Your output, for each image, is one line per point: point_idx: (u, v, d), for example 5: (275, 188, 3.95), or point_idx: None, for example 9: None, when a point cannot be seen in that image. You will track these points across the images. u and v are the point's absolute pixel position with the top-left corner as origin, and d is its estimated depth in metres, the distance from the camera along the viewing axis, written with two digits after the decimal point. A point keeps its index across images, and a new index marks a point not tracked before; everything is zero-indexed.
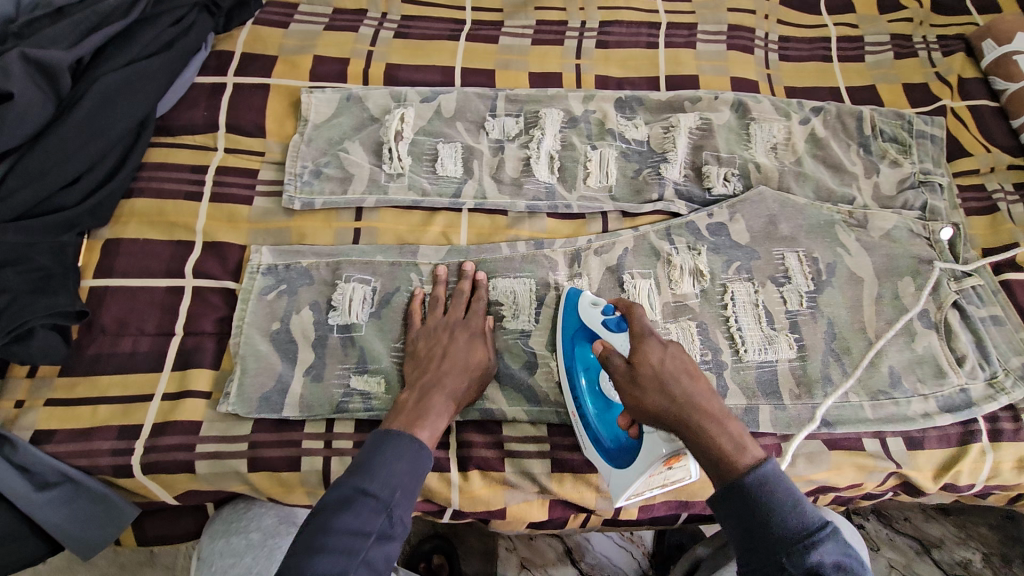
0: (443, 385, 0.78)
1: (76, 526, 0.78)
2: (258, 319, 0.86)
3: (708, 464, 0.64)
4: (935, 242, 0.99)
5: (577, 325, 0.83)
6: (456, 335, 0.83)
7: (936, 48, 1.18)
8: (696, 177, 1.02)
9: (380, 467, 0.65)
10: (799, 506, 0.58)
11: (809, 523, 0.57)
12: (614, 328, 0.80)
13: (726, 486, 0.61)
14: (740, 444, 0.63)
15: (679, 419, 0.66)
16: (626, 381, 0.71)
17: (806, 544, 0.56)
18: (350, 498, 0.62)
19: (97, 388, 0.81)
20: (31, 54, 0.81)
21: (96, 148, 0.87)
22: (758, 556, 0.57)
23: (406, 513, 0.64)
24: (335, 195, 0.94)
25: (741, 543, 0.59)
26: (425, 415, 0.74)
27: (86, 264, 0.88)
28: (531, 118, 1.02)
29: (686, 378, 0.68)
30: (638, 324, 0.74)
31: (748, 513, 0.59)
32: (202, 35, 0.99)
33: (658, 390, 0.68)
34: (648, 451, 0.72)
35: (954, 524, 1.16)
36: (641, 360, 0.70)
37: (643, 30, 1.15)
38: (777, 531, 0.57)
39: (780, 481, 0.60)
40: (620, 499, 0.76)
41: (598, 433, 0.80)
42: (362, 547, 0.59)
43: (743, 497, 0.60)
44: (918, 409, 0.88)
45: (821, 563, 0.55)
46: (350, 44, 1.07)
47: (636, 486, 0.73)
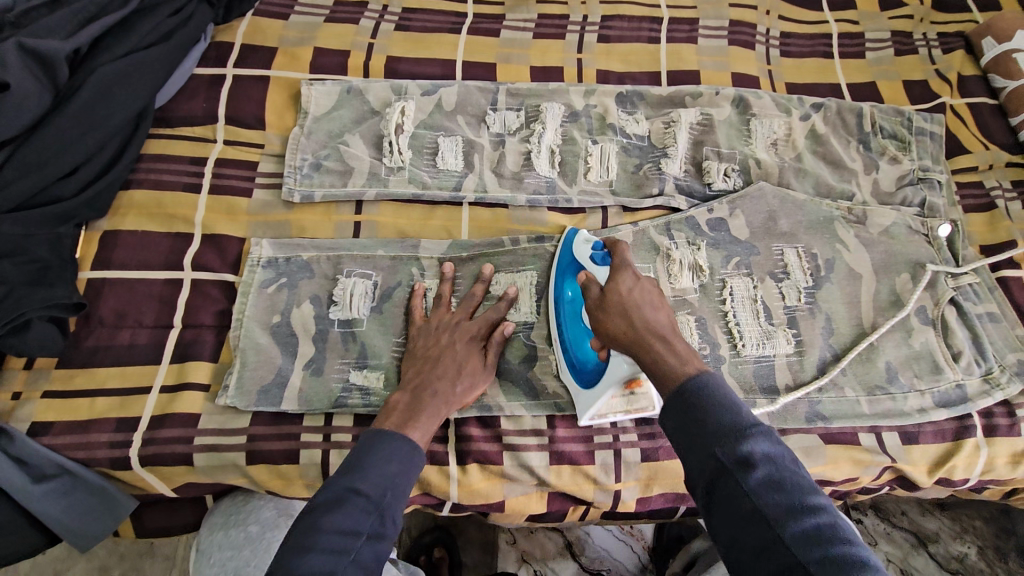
0: (435, 387, 0.77)
1: (74, 518, 0.78)
2: (257, 312, 0.86)
3: (658, 379, 0.62)
4: (933, 239, 0.99)
5: (570, 260, 0.86)
6: (453, 338, 0.83)
7: (936, 45, 1.18)
8: (697, 173, 1.02)
9: (371, 466, 0.65)
10: (733, 404, 0.56)
11: (744, 417, 0.55)
12: (599, 263, 0.80)
13: (668, 393, 0.59)
14: (686, 358, 0.62)
15: (635, 339, 0.66)
16: (596, 306, 0.71)
17: (738, 436, 0.53)
18: (342, 497, 0.61)
19: (95, 380, 0.81)
20: (28, 43, 0.80)
21: (93, 140, 0.86)
22: (695, 456, 0.55)
23: (397, 514, 0.64)
24: (335, 188, 0.94)
25: (678, 444, 0.56)
26: (417, 416, 0.74)
27: (84, 255, 0.88)
28: (532, 112, 1.02)
29: (649, 307, 0.68)
30: (619, 258, 0.75)
31: (687, 415, 0.57)
32: (201, 26, 0.98)
33: (620, 313, 0.68)
34: (610, 374, 0.75)
35: (949, 518, 1.17)
36: (612, 287, 0.71)
37: (645, 25, 1.14)
38: (712, 426, 0.55)
39: (718, 384, 0.58)
40: (584, 418, 0.81)
41: (572, 355, 0.83)
42: (353, 546, 0.58)
43: (681, 400, 0.58)
44: (914, 404, 0.88)
45: (753, 453, 0.52)
46: (350, 36, 1.06)
47: (597, 406, 0.79)
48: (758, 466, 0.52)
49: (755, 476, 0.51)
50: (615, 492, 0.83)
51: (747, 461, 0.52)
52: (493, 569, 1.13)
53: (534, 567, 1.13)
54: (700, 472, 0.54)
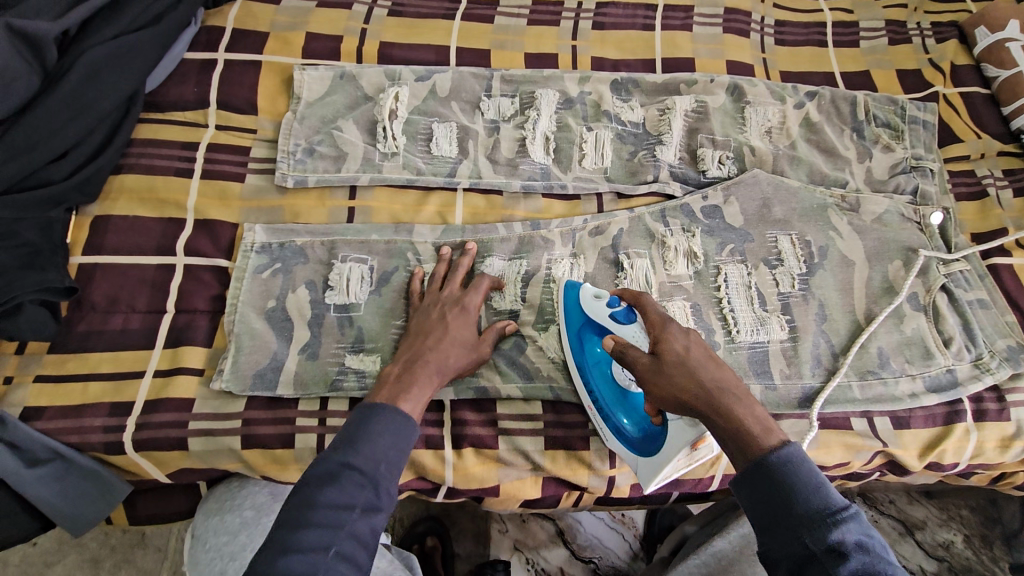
0: (427, 358, 0.77)
1: (68, 502, 0.78)
2: (252, 297, 0.85)
3: (732, 447, 0.63)
4: (926, 226, 1.00)
5: (582, 319, 0.83)
6: (442, 310, 0.83)
7: (930, 34, 1.18)
8: (691, 160, 1.02)
9: (364, 441, 0.65)
10: (822, 487, 0.57)
11: (834, 503, 0.56)
12: (623, 320, 0.79)
13: (749, 464, 0.61)
14: (768, 427, 0.63)
15: (710, 403, 0.65)
16: (651, 373, 0.69)
17: (829, 522, 0.55)
18: (335, 473, 0.62)
19: (87, 365, 0.80)
20: (16, 24, 0.79)
21: (83, 123, 0.85)
22: (781, 536, 0.56)
23: (392, 486, 0.64)
24: (329, 173, 0.93)
25: (762, 523, 0.58)
26: (408, 389, 0.73)
27: (75, 241, 0.87)
28: (527, 98, 1.02)
29: (711, 365, 0.68)
30: (652, 313, 0.74)
31: (771, 491, 0.58)
32: (192, 9, 0.97)
33: (683, 374, 0.67)
34: (675, 438, 0.71)
35: (936, 507, 1.19)
36: (664, 349, 0.69)
37: (639, 12, 1.14)
38: (800, 508, 0.56)
39: (804, 462, 0.59)
40: (650, 486, 0.76)
41: (619, 424, 0.79)
42: (347, 520, 0.59)
43: (765, 474, 0.59)
44: (905, 389, 0.89)
45: (845, 541, 0.54)
46: (344, 21, 1.05)
47: (666, 473, 0.73)
48: (851, 556, 0.53)
49: (849, 566, 0.52)
50: (609, 478, 0.83)
51: (838, 550, 0.53)
52: (484, 558, 1.13)
53: (525, 555, 1.13)
54: (786, 552, 0.56)
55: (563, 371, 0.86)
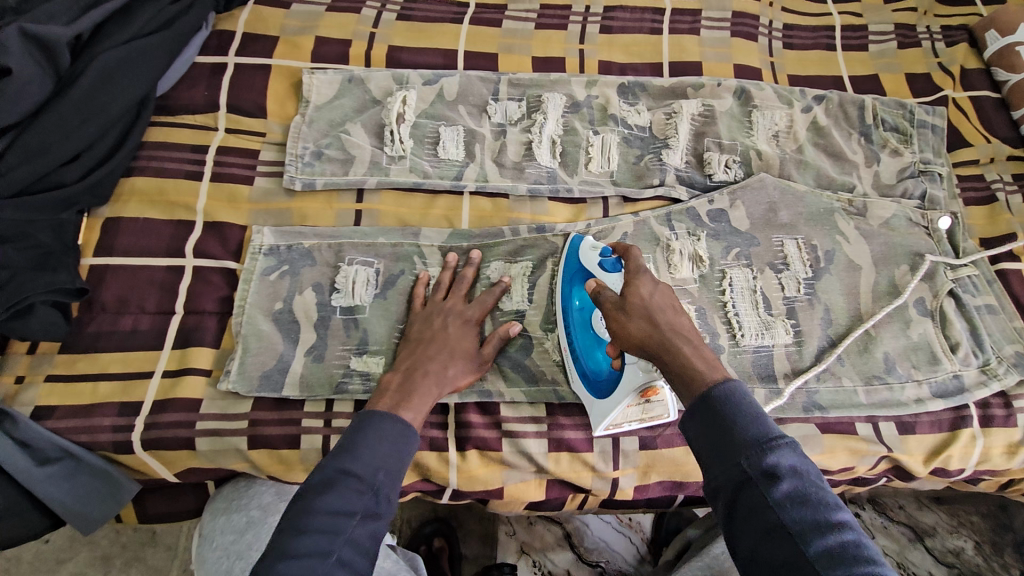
0: (427, 367, 0.78)
1: (78, 501, 0.78)
2: (260, 298, 0.86)
3: (679, 383, 0.63)
4: (933, 231, 1.00)
5: (576, 269, 0.84)
6: (445, 321, 0.83)
7: (939, 38, 1.18)
8: (697, 164, 1.02)
9: (362, 448, 0.65)
10: (760, 416, 0.56)
11: (770, 429, 0.55)
12: (610, 270, 0.80)
13: (693, 398, 0.60)
14: (714, 365, 0.62)
15: (661, 342, 0.65)
16: (614, 310, 0.71)
17: (764, 447, 0.53)
18: (333, 479, 0.62)
19: (97, 365, 0.81)
20: (30, 29, 0.80)
21: (95, 127, 0.86)
22: (719, 464, 0.55)
23: (392, 493, 0.65)
24: (336, 176, 0.94)
25: (702, 453, 0.57)
26: (408, 398, 0.74)
27: (86, 242, 0.88)
28: (533, 102, 1.02)
29: (671, 311, 0.68)
30: (633, 263, 0.74)
31: (711, 421, 0.57)
32: (202, 14, 0.98)
33: (642, 316, 0.68)
34: (626, 381, 0.74)
35: (946, 513, 1.18)
36: (632, 291, 0.70)
37: (647, 15, 1.14)
38: (737, 434, 0.55)
39: (743, 393, 0.58)
40: (598, 427, 0.79)
41: (583, 367, 0.81)
42: (346, 526, 0.60)
43: (707, 406, 0.58)
44: (911, 395, 0.89)
45: (779, 465, 0.52)
46: (352, 25, 1.06)
47: (613, 416, 0.77)
48: (783, 478, 0.52)
49: (781, 489, 0.51)
50: (613, 480, 0.83)
51: (773, 473, 0.52)
52: (491, 560, 1.13)
53: (532, 558, 1.13)
54: (722, 479, 0.55)
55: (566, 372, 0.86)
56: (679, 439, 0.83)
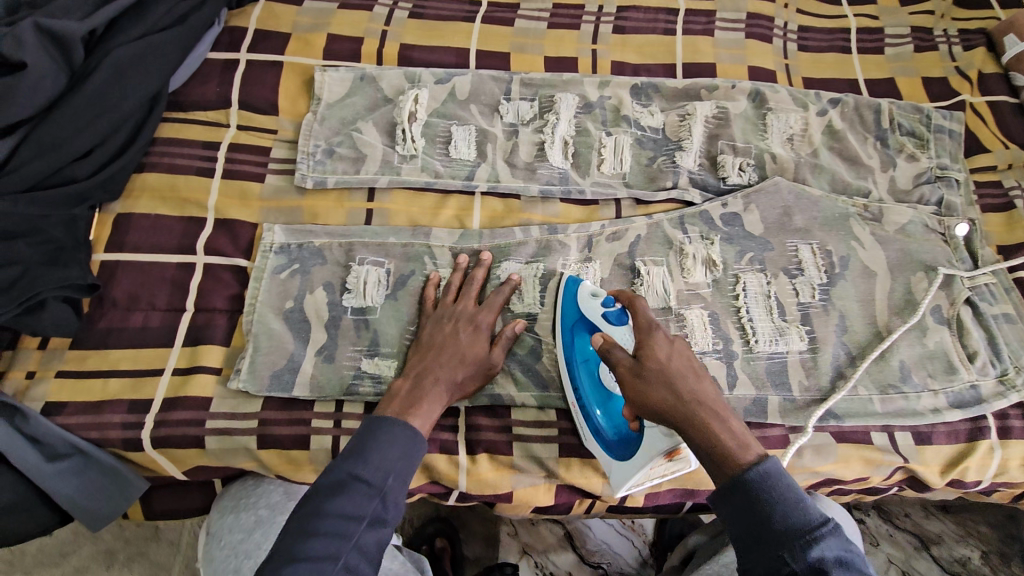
0: (436, 373, 0.78)
1: (88, 498, 0.78)
2: (271, 297, 0.86)
3: (709, 462, 0.63)
4: (950, 238, 0.98)
5: (576, 316, 0.83)
6: (455, 328, 0.83)
7: (956, 42, 1.16)
8: (711, 167, 1.01)
9: (372, 452, 0.65)
10: (800, 503, 0.58)
11: (811, 518, 0.56)
12: (616, 321, 0.79)
13: (727, 483, 0.61)
14: (743, 442, 0.63)
15: (684, 414, 0.65)
16: (630, 376, 0.69)
17: (808, 540, 0.55)
18: (343, 483, 0.62)
19: (107, 362, 0.81)
20: (44, 24, 0.80)
21: (108, 123, 0.86)
22: (761, 555, 0.57)
23: (401, 497, 0.65)
24: (348, 175, 0.93)
25: (744, 543, 0.58)
26: (418, 403, 0.75)
27: (98, 238, 0.88)
28: (546, 102, 1.01)
29: (691, 376, 0.67)
30: (642, 319, 0.73)
31: (749, 510, 0.58)
32: (215, 10, 0.97)
33: (663, 384, 0.66)
34: (649, 446, 0.72)
35: (955, 522, 1.16)
36: (647, 355, 0.69)
37: (661, 16, 1.13)
38: (780, 527, 0.56)
39: (781, 478, 0.59)
40: (622, 490, 0.76)
41: (598, 425, 0.79)
42: (353, 531, 0.60)
43: (743, 494, 0.59)
44: (927, 404, 0.88)
45: (824, 558, 0.54)
46: (364, 23, 1.05)
47: (637, 478, 0.74)
48: (832, 574, 0.53)
49: None
50: None
51: (818, 568, 0.54)
52: (494, 561, 1.13)
53: (535, 559, 1.13)
54: (769, 572, 0.56)
55: None
56: None
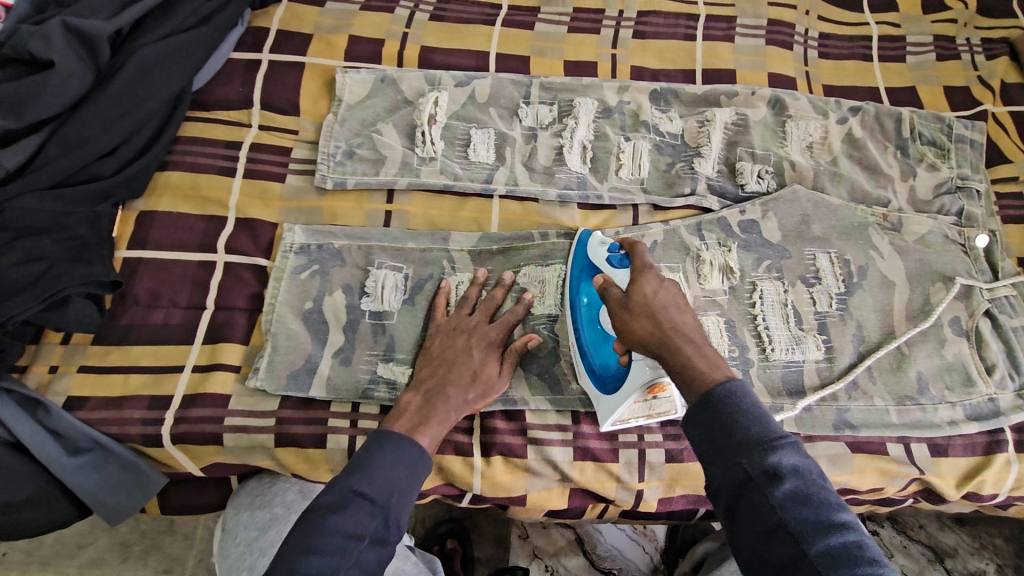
0: (448, 392, 0.77)
1: (107, 491, 0.79)
2: (290, 297, 0.86)
3: (681, 381, 0.61)
4: (970, 248, 0.98)
5: (584, 264, 0.84)
6: (468, 342, 0.82)
7: (979, 51, 1.15)
8: (729, 174, 1.01)
9: (376, 469, 0.65)
10: (761, 415, 0.55)
11: (772, 428, 0.54)
12: (617, 265, 0.78)
13: (693, 398, 0.58)
14: (716, 363, 0.61)
15: (661, 340, 0.65)
16: (618, 308, 0.70)
17: (766, 447, 0.52)
18: (346, 499, 0.62)
19: (128, 358, 0.82)
20: (72, 22, 0.81)
21: (132, 121, 0.87)
22: (719, 464, 0.54)
23: (402, 516, 0.65)
24: (367, 176, 0.94)
25: (704, 453, 0.56)
26: (427, 421, 0.74)
27: (121, 235, 0.89)
28: (565, 106, 1.01)
29: (676, 308, 0.67)
30: (639, 259, 0.73)
31: (711, 421, 0.56)
32: (239, 11, 0.98)
33: (646, 315, 0.67)
34: (633, 378, 0.72)
35: (968, 534, 1.15)
36: (636, 289, 0.69)
37: (681, 21, 1.13)
38: (739, 434, 0.54)
39: (746, 392, 0.57)
40: (607, 422, 0.78)
41: (591, 363, 0.80)
42: (356, 549, 0.59)
43: (706, 406, 0.57)
44: (944, 416, 0.87)
45: (782, 465, 0.52)
46: (385, 25, 1.06)
47: (619, 411, 0.76)
48: (787, 479, 0.51)
49: (784, 489, 0.51)
50: (637, 492, 0.83)
51: (776, 473, 0.51)
52: (504, 563, 1.13)
53: (545, 563, 1.13)
54: (725, 480, 0.54)
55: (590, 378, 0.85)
56: None
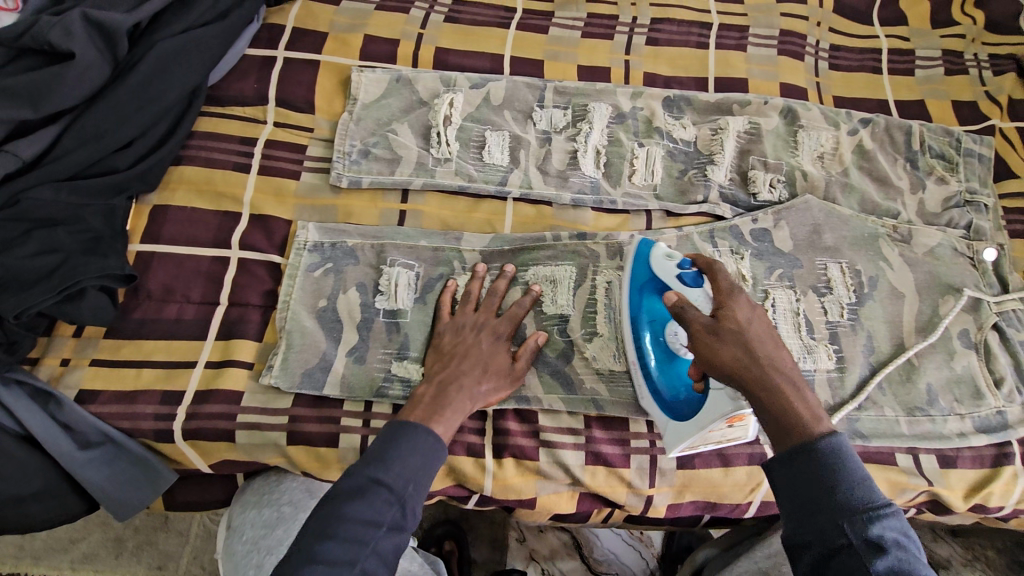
0: (461, 383, 0.78)
1: (116, 486, 0.78)
2: (304, 295, 0.86)
3: (779, 428, 0.62)
4: (978, 262, 0.99)
5: (647, 276, 0.82)
6: (477, 337, 0.83)
7: (987, 67, 1.16)
8: (742, 182, 1.01)
9: (394, 457, 0.65)
10: (865, 481, 0.56)
11: (876, 497, 0.55)
12: (690, 283, 0.77)
13: (790, 446, 0.60)
14: (817, 414, 0.62)
15: (756, 376, 0.64)
16: (704, 333, 0.68)
17: (869, 515, 0.54)
18: (364, 487, 0.62)
19: (141, 352, 0.82)
20: (92, 14, 0.82)
21: (149, 115, 0.87)
22: (814, 519, 0.55)
23: (418, 506, 0.65)
24: (382, 176, 0.94)
25: (798, 507, 0.57)
26: (442, 411, 0.74)
27: (134, 228, 0.88)
28: (579, 111, 1.02)
29: (770, 342, 0.67)
30: (724, 282, 0.72)
31: (811, 475, 0.57)
32: (256, 7, 0.98)
33: (737, 344, 0.66)
34: (713, 407, 0.72)
35: (963, 547, 1.16)
36: (727, 315, 0.68)
37: (694, 29, 1.14)
38: (842, 498, 0.55)
39: (850, 455, 0.58)
40: (675, 450, 0.78)
41: (658, 386, 0.80)
42: (374, 536, 0.60)
43: (806, 458, 0.58)
44: (953, 428, 0.88)
45: (883, 536, 0.53)
46: (400, 25, 1.06)
47: (693, 439, 0.76)
48: (887, 550, 0.52)
49: (884, 561, 0.52)
50: (647, 497, 0.83)
51: (878, 544, 0.53)
52: (500, 565, 1.13)
53: (541, 566, 1.13)
54: (819, 539, 0.55)
55: (606, 383, 0.85)
56: (718, 461, 0.82)
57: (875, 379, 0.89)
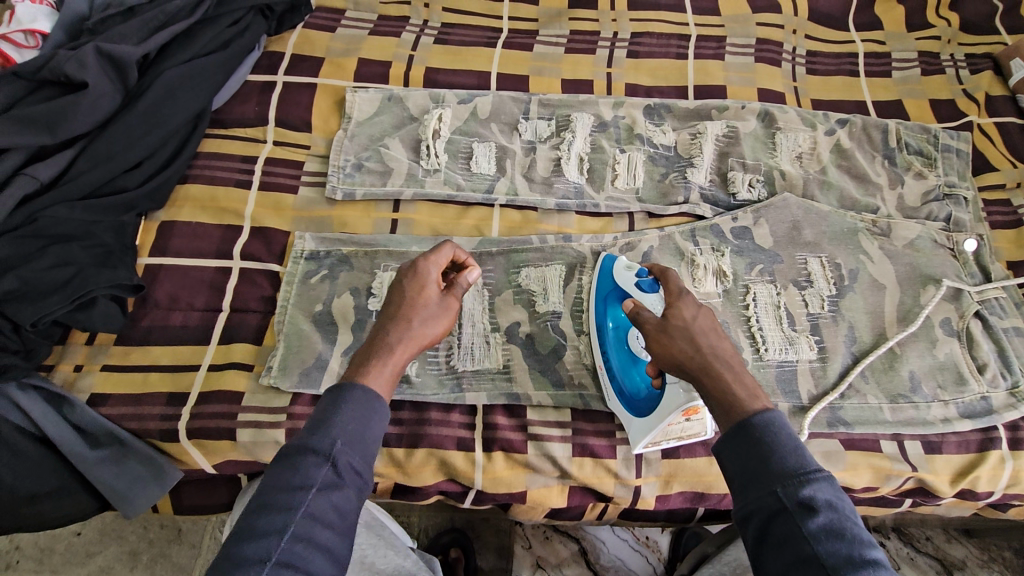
0: (385, 331, 0.66)
1: (123, 484, 0.82)
2: (302, 300, 0.91)
3: (719, 411, 0.63)
4: (958, 253, 1.01)
5: (610, 287, 0.87)
6: (400, 278, 0.72)
7: (963, 66, 1.20)
8: (721, 183, 1.05)
9: (329, 419, 0.57)
10: (799, 448, 0.57)
11: (810, 462, 0.56)
12: (647, 289, 0.81)
13: (731, 425, 0.61)
14: (754, 393, 0.63)
15: (701, 364, 0.67)
16: (655, 331, 0.71)
17: (801, 478, 0.54)
18: (296, 450, 0.55)
19: (148, 357, 0.87)
20: (105, 48, 0.89)
21: (157, 138, 0.93)
22: (753, 489, 0.56)
23: (355, 466, 0.56)
24: (375, 187, 0.99)
25: (738, 479, 0.57)
26: (366, 363, 0.63)
27: (143, 243, 0.94)
28: (562, 121, 1.06)
29: (713, 335, 0.70)
30: (673, 285, 0.76)
31: (747, 447, 0.58)
32: (256, 37, 1.05)
33: (684, 337, 0.69)
34: (669, 401, 0.75)
35: (977, 547, 1.15)
36: (674, 314, 0.72)
37: (673, 42, 1.19)
38: (775, 464, 0.56)
39: (785, 426, 0.59)
40: (638, 446, 0.81)
41: (621, 385, 0.83)
42: (302, 501, 0.52)
43: (743, 432, 0.59)
44: (937, 414, 0.89)
45: (815, 497, 0.53)
46: (393, 48, 1.13)
47: (653, 434, 0.78)
48: (820, 511, 0.53)
49: (817, 521, 0.52)
50: (635, 488, 0.84)
51: (809, 505, 0.53)
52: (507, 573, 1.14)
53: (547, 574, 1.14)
54: (758, 507, 0.55)
55: (594, 377, 0.88)
56: (702, 450, 0.84)
57: (856, 368, 0.91)
